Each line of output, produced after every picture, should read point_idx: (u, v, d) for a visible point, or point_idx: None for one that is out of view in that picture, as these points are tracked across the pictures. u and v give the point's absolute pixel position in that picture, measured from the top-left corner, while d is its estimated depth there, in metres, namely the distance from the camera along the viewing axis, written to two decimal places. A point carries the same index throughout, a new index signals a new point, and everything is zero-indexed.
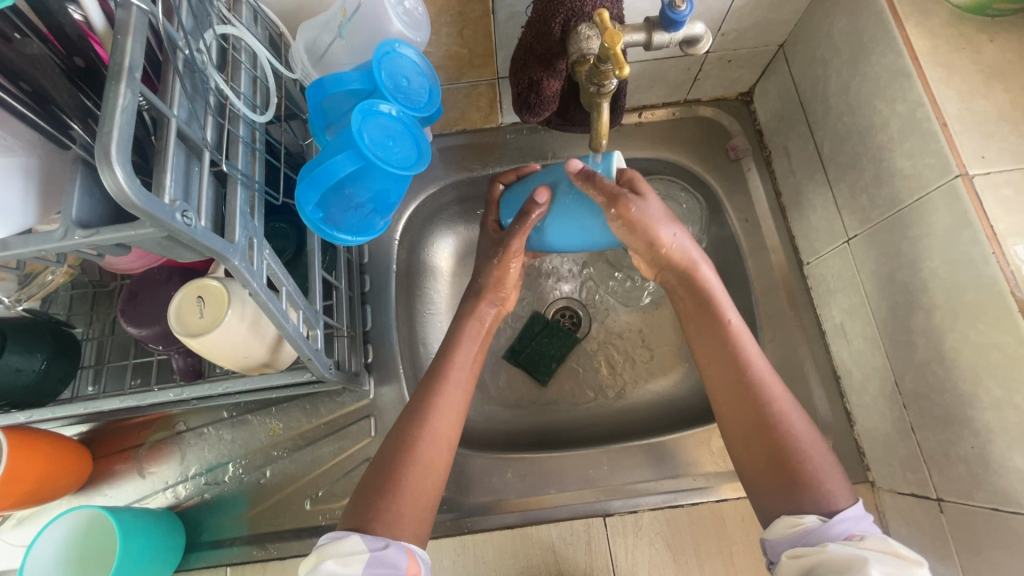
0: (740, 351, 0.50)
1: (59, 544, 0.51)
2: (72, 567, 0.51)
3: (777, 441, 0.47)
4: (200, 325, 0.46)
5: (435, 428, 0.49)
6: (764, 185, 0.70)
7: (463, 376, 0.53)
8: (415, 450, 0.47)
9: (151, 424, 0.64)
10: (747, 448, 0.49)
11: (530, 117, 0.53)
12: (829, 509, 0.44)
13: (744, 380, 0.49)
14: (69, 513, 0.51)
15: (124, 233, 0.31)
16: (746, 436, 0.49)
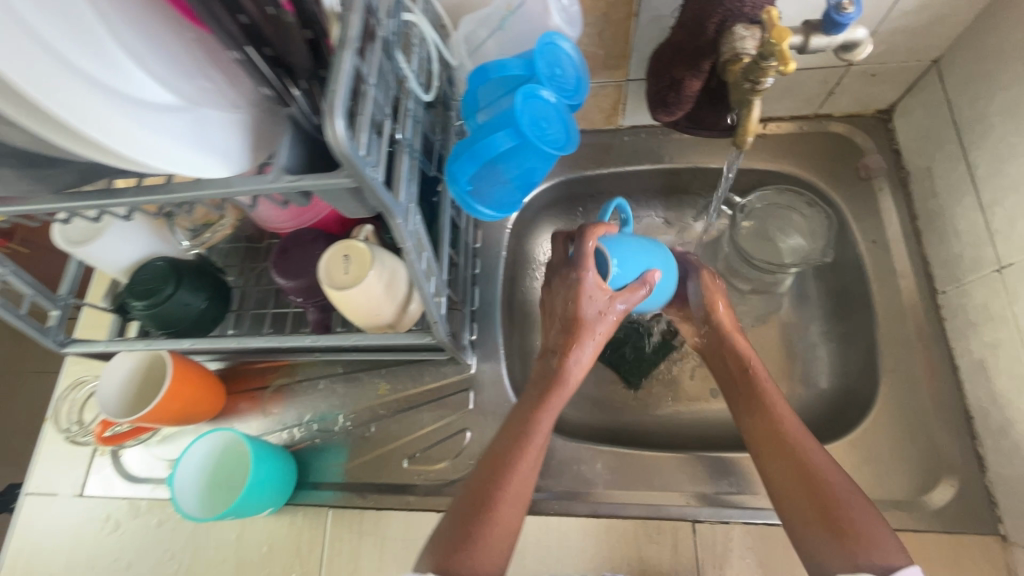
0: (774, 406, 0.54)
1: (198, 464, 0.57)
2: (207, 488, 0.57)
3: (813, 483, 0.48)
4: (348, 280, 0.52)
5: (520, 475, 0.50)
6: (897, 207, 0.67)
7: (537, 439, 0.52)
8: (500, 490, 0.49)
9: (276, 370, 0.72)
10: (791, 492, 0.49)
11: (665, 115, 0.54)
12: (883, 566, 0.41)
13: (780, 438, 0.52)
14: (206, 439, 0.57)
15: (324, 182, 0.36)
16: (785, 475, 0.49)
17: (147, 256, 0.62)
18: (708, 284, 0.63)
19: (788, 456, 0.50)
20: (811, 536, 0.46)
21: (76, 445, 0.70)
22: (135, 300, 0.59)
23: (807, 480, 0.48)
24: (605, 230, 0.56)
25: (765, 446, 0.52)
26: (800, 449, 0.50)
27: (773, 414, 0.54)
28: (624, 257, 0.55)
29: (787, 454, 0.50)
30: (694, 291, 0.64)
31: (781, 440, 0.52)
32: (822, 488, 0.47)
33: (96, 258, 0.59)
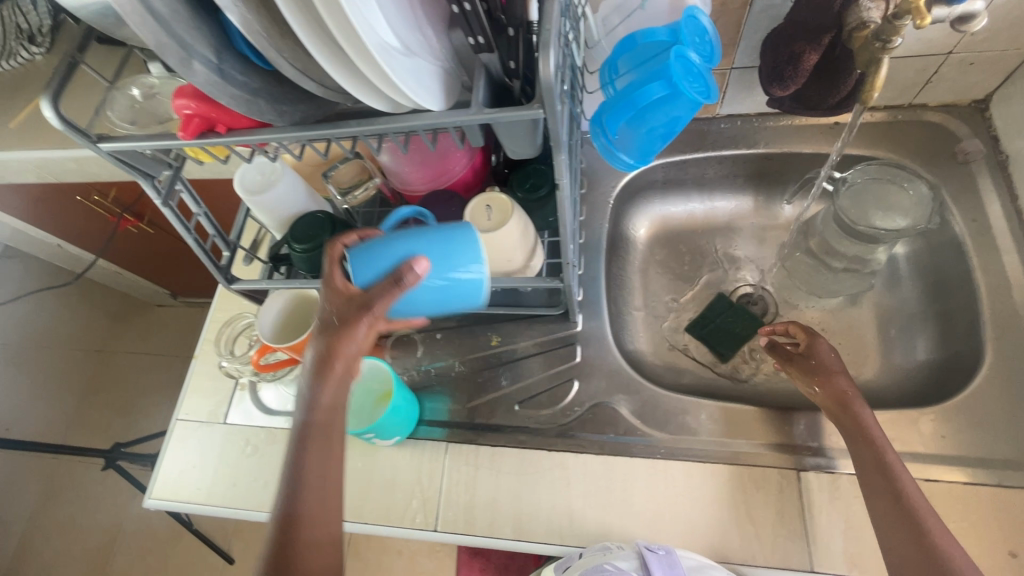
0: (877, 440, 0.55)
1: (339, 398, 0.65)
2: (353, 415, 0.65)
3: (910, 520, 0.50)
4: (491, 225, 0.59)
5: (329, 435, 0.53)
6: (996, 188, 0.70)
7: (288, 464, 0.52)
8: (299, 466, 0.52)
9: (396, 321, 0.79)
10: (882, 517, 0.52)
11: (780, 90, 0.60)
12: None
13: (884, 463, 0.54)
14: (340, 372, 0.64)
15: (517, 114, 0.44)
16: (892, 525, 0.51)
17: (303, 208, 0.70)
18: (822, 351, 0.62)
19: (890, 502, 0.52)
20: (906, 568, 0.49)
21: (221, 378, 0.78)
22: (296, 244, 0.67)
23: (902, 509, 0.51)
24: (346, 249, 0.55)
25: (876, 500, 0.53)
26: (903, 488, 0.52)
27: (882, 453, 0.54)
28: (374, 268, 0.51)
29: (897, 509, 0.51)
30: (812, 358, 0.62)
31: (886, 479, 0.53)
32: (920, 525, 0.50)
33: (265, 204, 0.67)
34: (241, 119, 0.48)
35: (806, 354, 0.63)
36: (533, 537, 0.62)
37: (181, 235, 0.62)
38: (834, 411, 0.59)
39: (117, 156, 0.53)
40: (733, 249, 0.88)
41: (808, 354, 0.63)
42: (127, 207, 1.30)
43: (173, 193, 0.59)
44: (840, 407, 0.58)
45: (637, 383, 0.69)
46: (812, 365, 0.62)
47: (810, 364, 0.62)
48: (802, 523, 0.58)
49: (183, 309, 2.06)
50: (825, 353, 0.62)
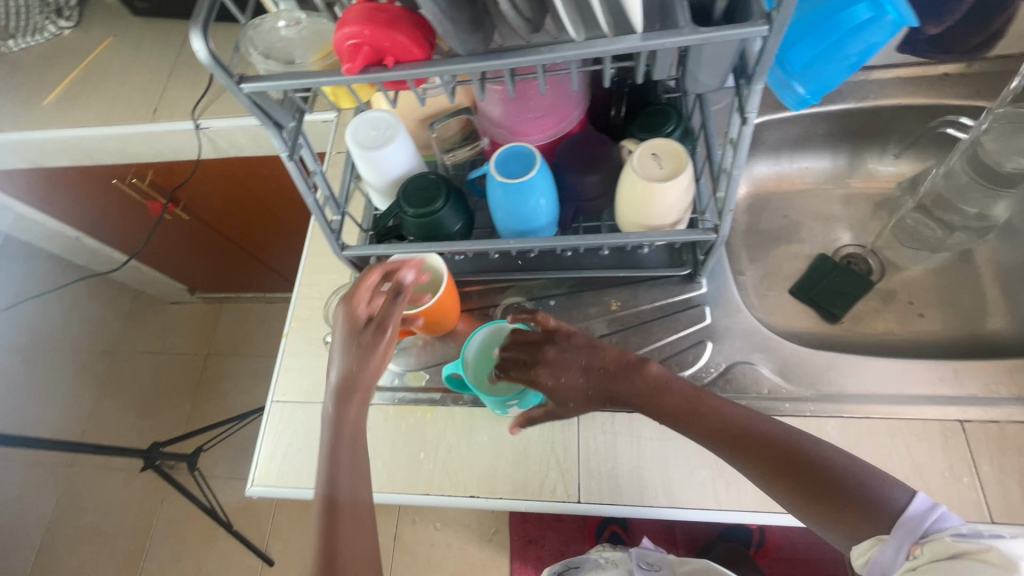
0: (704, 403, 0.55)
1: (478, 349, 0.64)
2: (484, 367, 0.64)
3: (798, 473, 0.49)
4: (666, 175, 0.55)
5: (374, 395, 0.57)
6: None
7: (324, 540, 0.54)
8: (337, 482, 0.55)
9: (504, 288, 0.74)
10: (778, 484, 0.50)
11: (934, 26, 0.58)
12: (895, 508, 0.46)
13: (703, 415, 0.55)
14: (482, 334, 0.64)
15: (733, 32, 0.40)
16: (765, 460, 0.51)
17: (411, 169, 0.66)
18: (567, 342, 0.60)
19: (758, 454, 0.51)
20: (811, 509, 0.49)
21: (321, 354, 0.74)
22: (410, 208, 0.64)
23: (788, 467, 0.50)
24: (518, 164, 0.61)
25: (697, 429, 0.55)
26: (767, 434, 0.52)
27: (701, 407, 0.55)
28: (517, 168, 0.60)
29: (736, 443, 0.53)
30: (560, 374, 0.59)
31: (732, 435, 0.53)
32: (806, 468, 0.49)
33: (380, 164, 0.64)
34: (411, 51, 0.44)
35: (549, 367, 0.59)
36: (687, 503, 0.59)
37: (302, 195, 0.58)
38: (616, 373, 0.58)
39: (255, 100, 0.49)
40: (832, 209, 0.86)
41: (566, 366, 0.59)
42: (164, 192, 1.23)
43: (298, 147, 0.55)
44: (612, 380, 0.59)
45: (772, 342, 0.66)
46: (571, 359, 0.59)
47: (558, 356, 0.59)
48: (972, 473, 0.57)
49: (201, 305, 1.97)
50: (571, 355, 0.60)
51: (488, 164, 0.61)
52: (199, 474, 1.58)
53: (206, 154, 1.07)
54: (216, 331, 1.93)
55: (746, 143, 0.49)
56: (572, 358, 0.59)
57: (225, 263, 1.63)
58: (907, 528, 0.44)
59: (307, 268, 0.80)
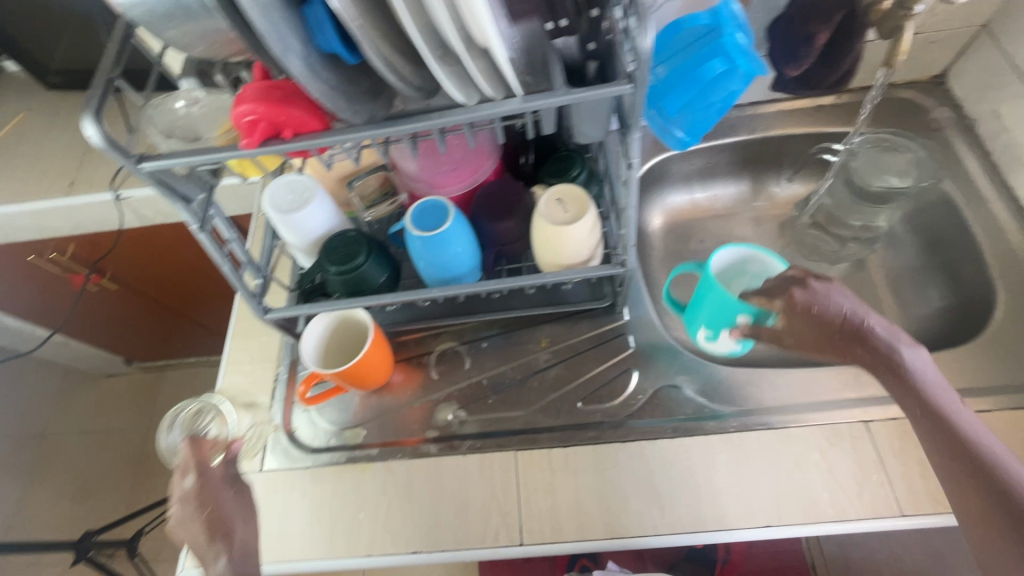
0: (947, 410, 0.49)
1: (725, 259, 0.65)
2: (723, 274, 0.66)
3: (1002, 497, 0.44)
4: (572, 219, 0.59)
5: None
6: (971, 149, 0.78)
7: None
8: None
9: (437, 335, 0.76)
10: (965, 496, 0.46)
11: (794, 68, 0.65)
12: None
13: (933, 409, 0.49)
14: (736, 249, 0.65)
15: (602, 92, 0.44)
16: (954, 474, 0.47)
17: (334, 227, 0.68)
18: (818, 301, 0.54)
19: (960, 462, 0.47)
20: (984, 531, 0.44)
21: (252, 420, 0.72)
22: (331, 266, 0.65)
23: (982, 483, 0.45)
24: (436, 216, 0.63)
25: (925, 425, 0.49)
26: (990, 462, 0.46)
27: (936, 398, 0.49)
28: (434, 221, 0.62)
29: (952, 449, 0.47)
30: (801, 305, 0.55)
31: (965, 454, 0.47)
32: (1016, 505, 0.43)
33: (300, 226, 0.65)
34: (308, 124, 0.46)
35: (801, 295, 0.55)
36: (626, 532, 0.60)
37: (219, 264, 0.58)
38: (837, 349, 0.54)
39: (159, 178, 0.49)
40: (741, 232, 0.92)
41: (807, 317, 0.54)
42: (88, 263, 1.18)
43: (209, 218, 0.55)
44: (829, 342, 0.54)
45: (693, 363, 0.70)
46: (812, 317, 0.54)
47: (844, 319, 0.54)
48: (881, 470, 0.60)
49: (135, 376, 1.87)
50: (822, 302, 0.54)
51: (404, 220, 0.63)
52: (142, 561, 1.46)
53: (130, 223, 1.04)
54: (158, 400, 1.83)
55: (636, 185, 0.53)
56: (821, 311, 0.54)
57: (162, 328, 1.57)
58: None
59: (235, 334, 0.78)
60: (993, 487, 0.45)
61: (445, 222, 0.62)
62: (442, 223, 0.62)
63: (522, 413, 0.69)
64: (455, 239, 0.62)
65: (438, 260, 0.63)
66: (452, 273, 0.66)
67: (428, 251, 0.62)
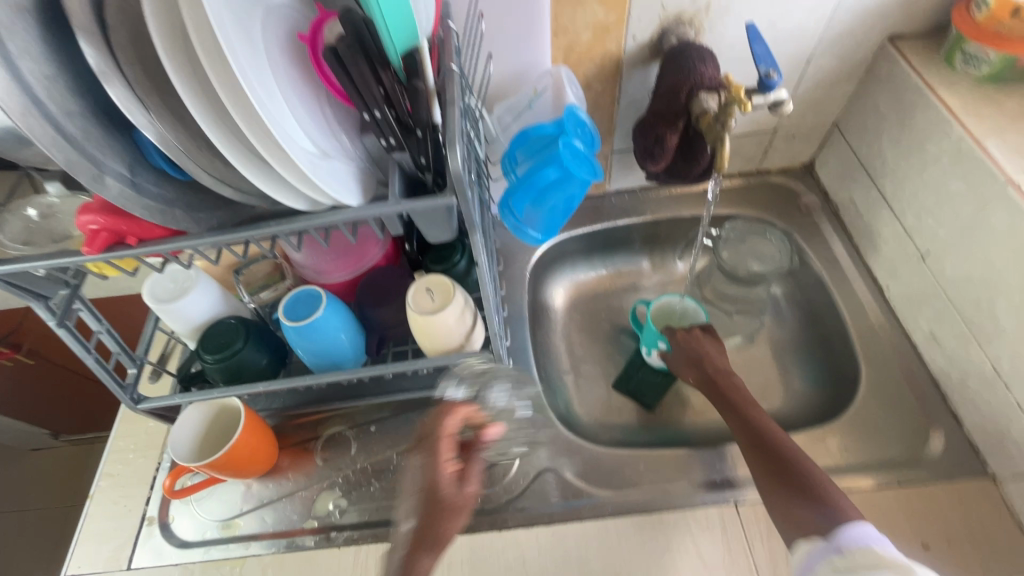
0: (755, 416, 0.63)
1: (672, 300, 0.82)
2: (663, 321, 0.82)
3: (782, 467, 0.57)
4: (437, 307, 0.61)
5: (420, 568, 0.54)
6: (837, 232, 0.83)
7: None
8: None
9: (327, 419, 0.76)
10: (766, 479, 0.58)
11: (653, 165, 0.70)
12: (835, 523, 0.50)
13: (744, 415, 0.63)
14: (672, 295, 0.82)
15: (431, 203, 0.48)
16: (753, 458, 0.60)
17: (217, 313, 0.69)
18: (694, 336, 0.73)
19: (754, 449, 0.60)
20: (777, 500, 0.56)
21: (128, 514, 0.70)
22: (208, 355, 0.65)
23: (777, 467, 0.57)
24: (309, 305, 0.65)
25: (734, 424, 0.64)
26: (779, 447, 0.58)
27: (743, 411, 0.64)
28: (307, 310, 0.64)
29: (752, 440, 0.61)
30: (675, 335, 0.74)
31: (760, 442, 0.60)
32: (790, 470, 0.56)
33: (181, 315, 0.66)
34: (153, 230, 0.48)
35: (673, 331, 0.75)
36: None
37: (81, 357, 0.58)
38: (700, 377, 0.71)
39: (9, 279, 0.50)
40: None
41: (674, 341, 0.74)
42: (1, 336, 1.15)
43: (70, 312, 0.56)
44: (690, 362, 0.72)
45: (576, 445, 0.71)
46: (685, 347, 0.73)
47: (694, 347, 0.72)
48: (748, 555, 0.61)
49: (64, 452, 1.73)
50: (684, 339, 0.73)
51: (278, 310, 0.65)
52: None
53: None
54: (82, 477, 1.73)
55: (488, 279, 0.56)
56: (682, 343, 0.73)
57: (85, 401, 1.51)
58: (840, 538, 0.48)
59: (124, 419, 0.77)
60: (780, 467, 0.57)
61: (318, 309, 0.64)
62: (315, 311, 0.64)
63: (402, 501, 0.68)
64: (330, 325, 0.64)
65: (315, 346, 0.65)
66: (331, 358, 0.67)
67: (302, 339, 0.64)
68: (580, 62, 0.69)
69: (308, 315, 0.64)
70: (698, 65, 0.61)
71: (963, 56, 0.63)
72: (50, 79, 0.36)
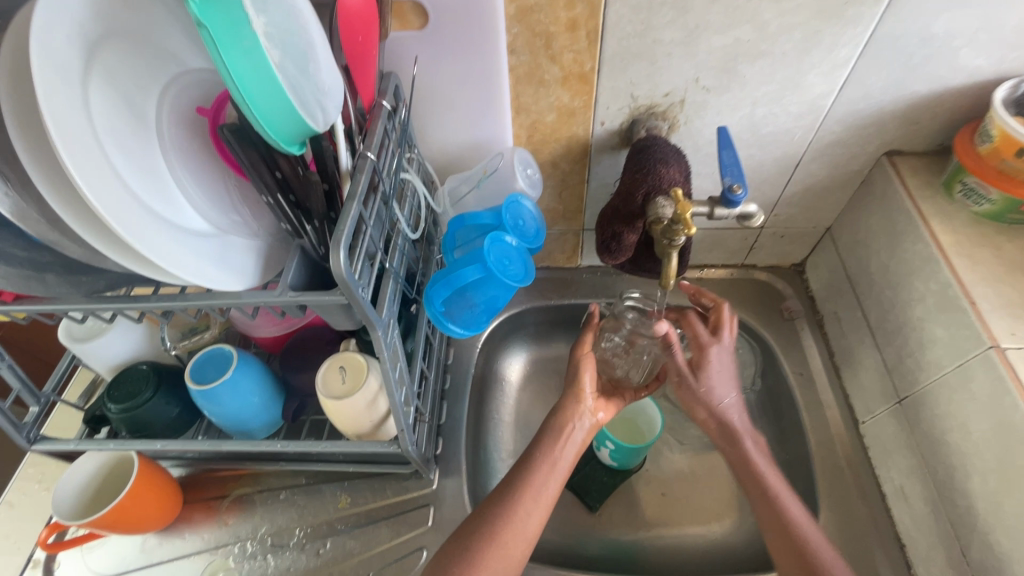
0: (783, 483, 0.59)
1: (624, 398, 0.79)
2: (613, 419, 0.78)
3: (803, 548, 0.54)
4: (345, 389, 0.57)
5: (519, 521, 0.56)
6: (817, 345, 0.75)
7: None
8: None
9: (238, 478, 0.71)
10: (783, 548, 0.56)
11: (609, 259, 0.65)
12: None
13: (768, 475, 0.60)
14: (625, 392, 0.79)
15: (320, 297, 0.43)
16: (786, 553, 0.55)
17: (135, 357, 0.67)
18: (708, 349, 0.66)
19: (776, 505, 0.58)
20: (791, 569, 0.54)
21: (14, 554, 0.67)
22: (113, 403, 0.62)
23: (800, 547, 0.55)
24: (218, 367, 0.61)
25: (762, 504, 0.59)
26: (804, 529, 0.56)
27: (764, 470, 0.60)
28: (215, 370, 0.61)
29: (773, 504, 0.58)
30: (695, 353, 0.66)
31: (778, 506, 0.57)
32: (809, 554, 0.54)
33: (93, 353, 0.64)
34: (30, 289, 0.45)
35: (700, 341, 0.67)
36: None
37: None
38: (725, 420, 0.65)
39: None
40: None
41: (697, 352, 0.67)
42: None
43: None
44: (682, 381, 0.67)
45: None
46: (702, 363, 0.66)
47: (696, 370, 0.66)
48: None
49: None
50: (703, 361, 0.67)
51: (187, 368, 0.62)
52: None
53: None
54: None
55: (395, 374, 0.52)
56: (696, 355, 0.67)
57: None
58: None
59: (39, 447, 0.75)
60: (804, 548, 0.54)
61: (227, 370, 0.60)
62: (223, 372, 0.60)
63: None
64: (238, 388, 0.60)
65: (217, 412, 0.61)
66: (237, 423, 0.63)
67: (202, 402, 0.60)
68: (544, 142, 0.64)
69: (214, 376, 0.60)
70: (658, 166, 0.56)
71: (963, 188, 0.57)
72: None
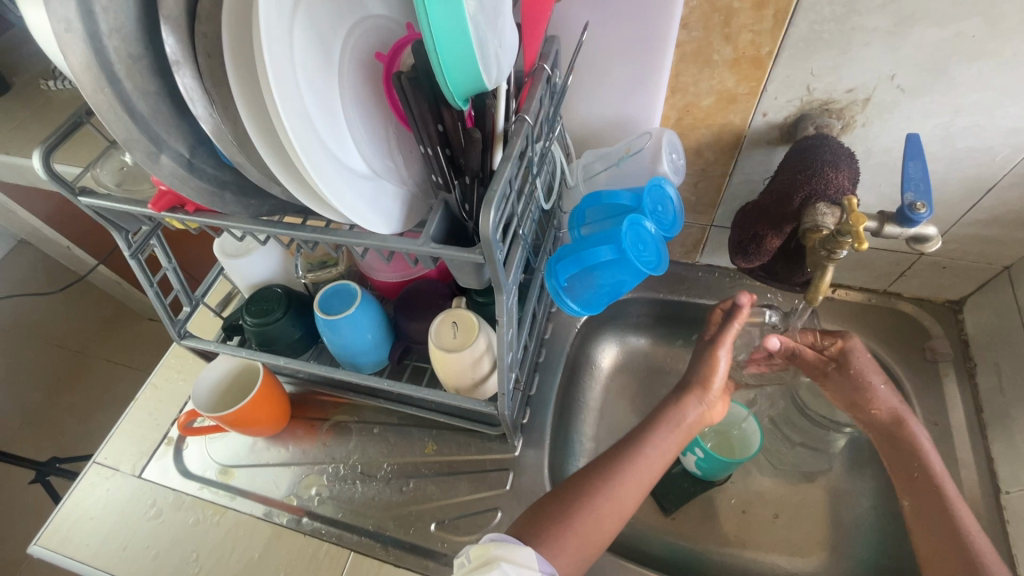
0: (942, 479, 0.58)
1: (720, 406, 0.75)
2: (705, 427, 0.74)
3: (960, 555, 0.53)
4: (454, 343, 0.59)
5: (619, 498, 0.56)
6: (962, 396, 0.66)
7: None
8: None
9: (339, 405, 0.77)
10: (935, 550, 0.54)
11: (743, 261, 0.61)
12: None
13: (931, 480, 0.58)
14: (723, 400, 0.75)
15: (458, 253, 0.44)
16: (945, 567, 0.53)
17: (271, 278, 0.73)
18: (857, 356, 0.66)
19: (937, 513, 0.56)
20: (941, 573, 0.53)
21: (154, 429, 0.77)
22: (249, 316, 0.68)
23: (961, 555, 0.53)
24: (342, 302, 0.65)
25: (913, 510, 0.58)
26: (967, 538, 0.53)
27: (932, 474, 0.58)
28: (341, 303, 0.65)
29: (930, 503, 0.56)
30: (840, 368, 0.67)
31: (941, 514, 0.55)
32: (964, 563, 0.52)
33: (239, 270, 0.71)
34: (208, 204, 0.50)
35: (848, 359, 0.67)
36: None
37: (145, 288, 0.62)
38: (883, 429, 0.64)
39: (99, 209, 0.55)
40: None
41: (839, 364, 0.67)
42: None
43: (145, 247, 0.61)
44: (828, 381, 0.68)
45: None
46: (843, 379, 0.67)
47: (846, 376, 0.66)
48: None
49: None
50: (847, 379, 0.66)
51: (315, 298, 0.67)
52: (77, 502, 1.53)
53: None
54: None
55: (508, 339, 0.52)
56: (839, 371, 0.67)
57: None
58: None
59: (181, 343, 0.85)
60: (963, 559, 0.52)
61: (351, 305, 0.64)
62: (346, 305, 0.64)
63: (373, 513, 0.68)
64: (359, 324, 0.64)
65: (337, 342, 0.65)
66: (350, 355, 0.67)
67: (325, 331, 0.64)
68: (694, 127, 0.60)
69: (338, 308, 0.65)
70: (826, 169, 0.50)
71: None
72: (132, 57, 0.38)
